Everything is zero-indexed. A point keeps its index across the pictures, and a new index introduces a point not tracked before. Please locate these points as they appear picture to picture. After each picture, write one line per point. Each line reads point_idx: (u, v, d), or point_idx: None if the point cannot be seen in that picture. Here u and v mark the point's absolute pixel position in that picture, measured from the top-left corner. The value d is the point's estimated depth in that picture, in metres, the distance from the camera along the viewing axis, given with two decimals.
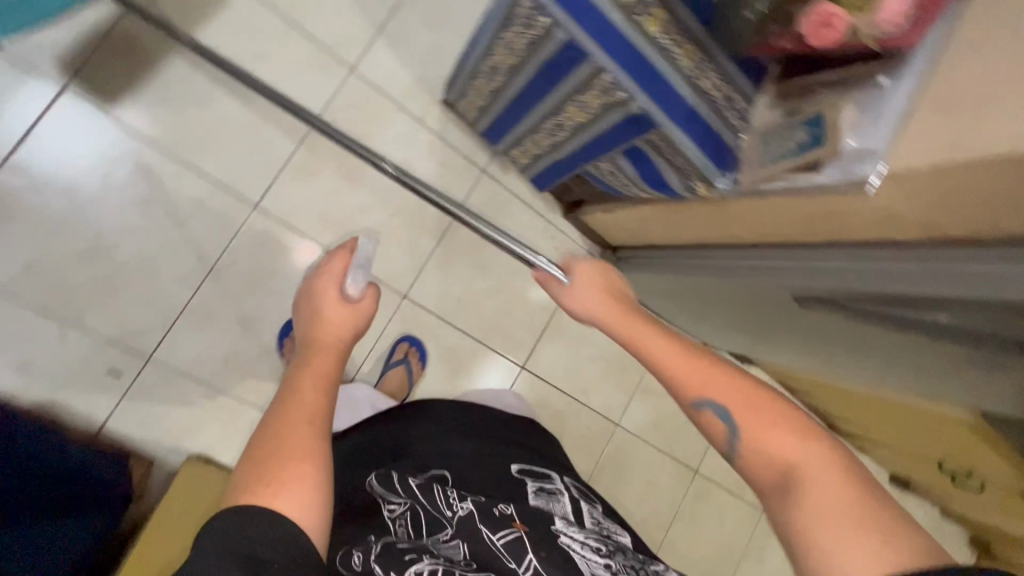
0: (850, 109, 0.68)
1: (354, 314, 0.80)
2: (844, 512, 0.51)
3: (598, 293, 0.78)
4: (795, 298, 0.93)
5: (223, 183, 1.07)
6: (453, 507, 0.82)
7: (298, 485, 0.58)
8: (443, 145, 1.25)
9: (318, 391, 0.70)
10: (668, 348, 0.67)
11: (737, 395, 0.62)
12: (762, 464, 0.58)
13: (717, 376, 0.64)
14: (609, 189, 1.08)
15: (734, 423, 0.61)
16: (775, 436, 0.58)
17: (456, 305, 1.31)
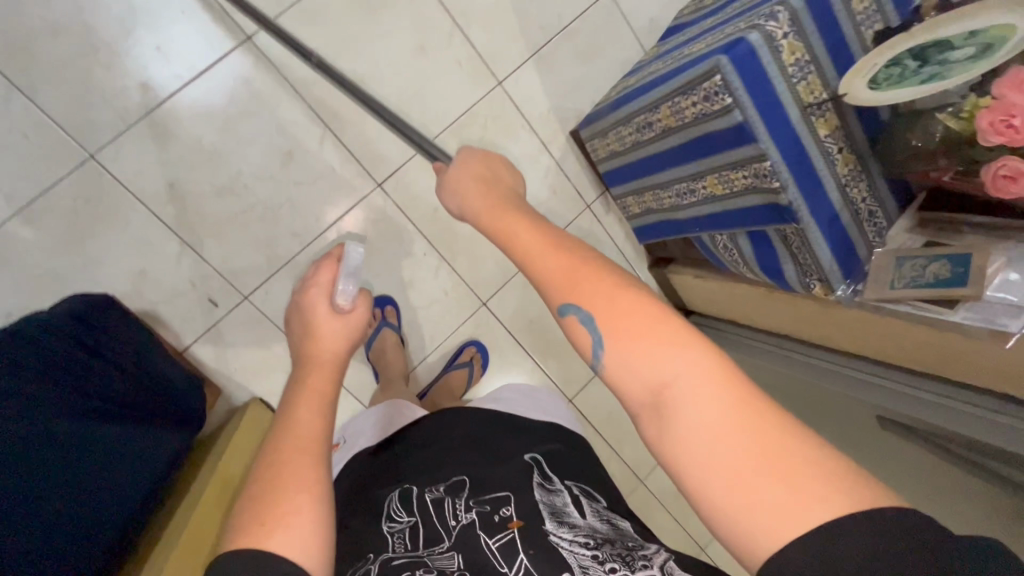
0: (1000, 260, 0.70)
1: (347, 325, 0.75)
2: (735, 446, 0.39)
3: (470, 180, 0.68)
4: (877, 417, 0.93)
5: (357, 156, 1.13)
6: (457, 515, 0.76)
7: (292, 526, 0.56)
8: (558, 173, 1.30)
9: (314, 412, 0.66)
10: (537, 239, 0.53)
11: (576, 286, 0.48)
12: (631, 378, 0.45)
13: (580, 272, 0.49)
14: (712, 259, 1.11)
15: (597, 330, 0.46)
16: (668, 350, 0.44)
17: (526, 324, 1.34)
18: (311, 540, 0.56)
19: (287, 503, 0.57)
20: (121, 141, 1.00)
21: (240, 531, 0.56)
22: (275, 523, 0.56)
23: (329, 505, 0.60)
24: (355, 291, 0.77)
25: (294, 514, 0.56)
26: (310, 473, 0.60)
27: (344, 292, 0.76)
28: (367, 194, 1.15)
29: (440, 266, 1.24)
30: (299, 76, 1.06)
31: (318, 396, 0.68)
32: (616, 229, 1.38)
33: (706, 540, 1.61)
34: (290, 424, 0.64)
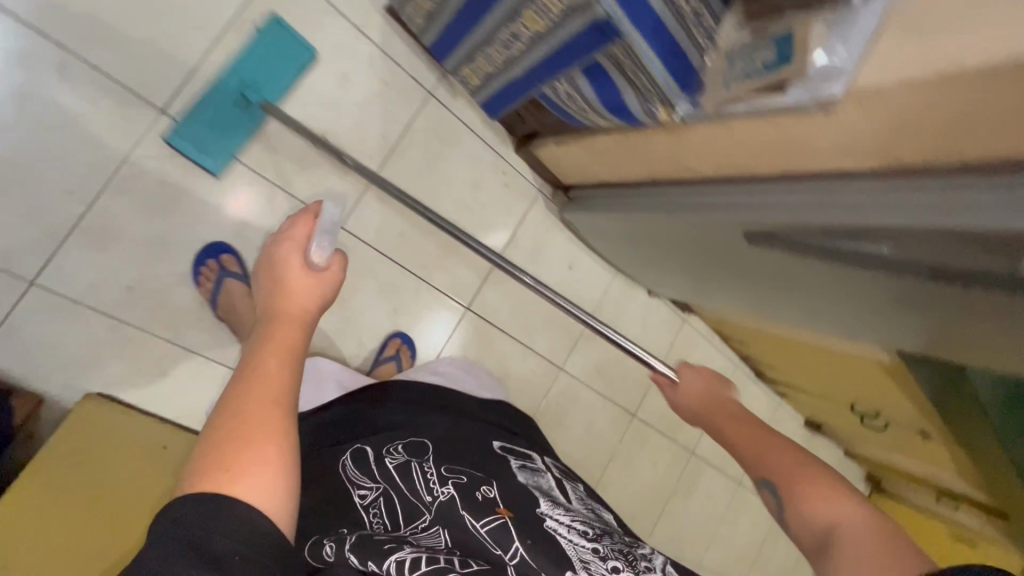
0: (819, 27, 0.60)
1: (320, 279, 0.85)
2: (872, 549, 0.62)
3: (698, 394, 0.94)
4: (744, 233, 0.91)
5: (125, 82, 0.94)
6: (432, 491, 0.81)
7: (262, 470, 0.58)
8: (385, 60, 1.13)
9: (281, 365, 0.70)
10: (740, 429, 0.83)
11: (786, 470, 0.74)
12: (805, 524, 0.69)
13: (767, 446, 0.78)
14: (566, 118, 1.03)
15: (782, 491, 0.73)
16: (819, 501, 0.69)
17: (397, 240, 1.23)
18: (278, 486, 0.58)
19: (257, 453, 0.59)
20: None
21: (206, 474, 0.57)
22: (244, 467, 0.57)
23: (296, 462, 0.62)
24: (330, 250, 0.88)
25: (264, 462, 0.59)
26: (279, 426, 0.63)
27: (319, 249, 0.88)
28: (152, 124, 0.97)
29: (273, 193, 1.07)
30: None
31: (290, 351, 0.73)
32: (470, 113, 1.25)
33: (633, 405, 1.69)
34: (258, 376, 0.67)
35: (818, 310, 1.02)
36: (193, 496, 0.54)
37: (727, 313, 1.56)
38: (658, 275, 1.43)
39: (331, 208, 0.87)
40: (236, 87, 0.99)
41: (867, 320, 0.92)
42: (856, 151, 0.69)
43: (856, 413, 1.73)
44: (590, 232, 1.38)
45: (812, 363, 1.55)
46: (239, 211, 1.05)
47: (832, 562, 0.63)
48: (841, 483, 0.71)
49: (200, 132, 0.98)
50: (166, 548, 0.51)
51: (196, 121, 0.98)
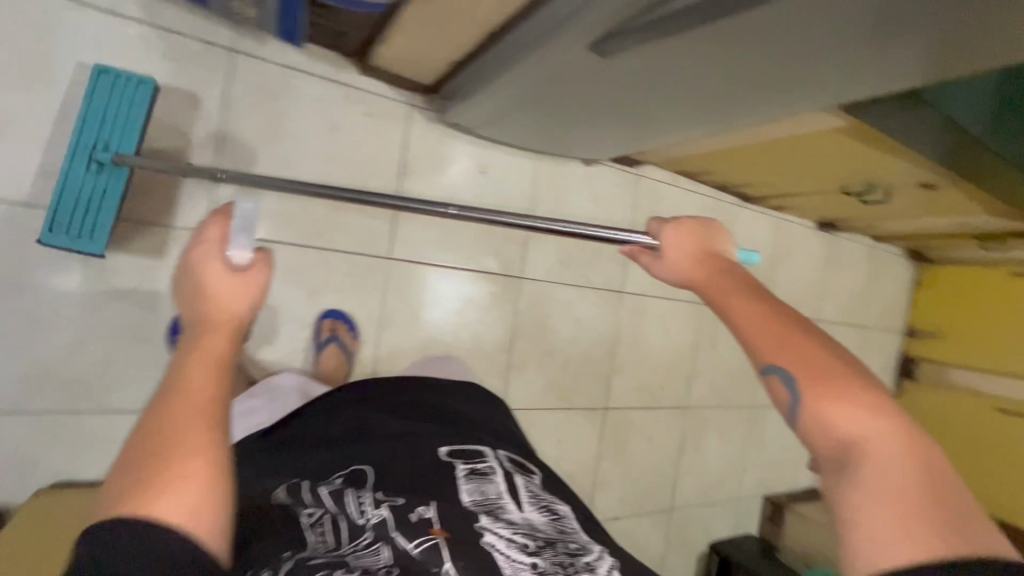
0: None
1: (247, 285, 0.65)
2: (902, 488, 0.50)
3: (686, 254, 0.70)
4: (591, 47, 0.76)
5: None
6: (365, 513, 0.71)
7: (183, 491, 0.50)
8: (161, 34, 0.99)
9: (207, 372, 0.58)
10: (753, 306, 0.61)
11: (814, 363, 0.56)
12: (820, 433, 0.54)
13: (802, 346, 0.57)
14: (361, 6, 0.86)
15: (802, 392, 0.55)
16: (839, 409, 0.53)
17: (278, 220, 1.13)
18: (204, 505, 0.51)
19: (178, 470, 0.51)
20: None
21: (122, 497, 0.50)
22: (161, 492, 0.50)
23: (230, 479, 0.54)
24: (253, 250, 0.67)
25: (185, 480, 0.51)
26: (206, 442, 0.54)
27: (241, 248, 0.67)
28: None
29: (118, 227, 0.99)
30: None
31: (218, 362, 0.60)
32: (286, 53, 1.09)
33: (617, 283, 1.58)
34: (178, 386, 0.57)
35: (729, 93, 0.85)
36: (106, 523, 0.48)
37: (669, 146, 1.39)
38: (577, 140, 1.28)
39: (240, 198, 0.66)
40: (89, 153, 0.91)
41: (775, 73, 0.76)
42: None
43: (856, 196, 1.56)
44: (481, 125, 1.23)
45: (783, 161, 1.38)
46: None
47: (855, 514, 0.51)
48: (875, 391, 0.54)
49: (70, 217, 0.91)
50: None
51: (59, 208, 0.91)
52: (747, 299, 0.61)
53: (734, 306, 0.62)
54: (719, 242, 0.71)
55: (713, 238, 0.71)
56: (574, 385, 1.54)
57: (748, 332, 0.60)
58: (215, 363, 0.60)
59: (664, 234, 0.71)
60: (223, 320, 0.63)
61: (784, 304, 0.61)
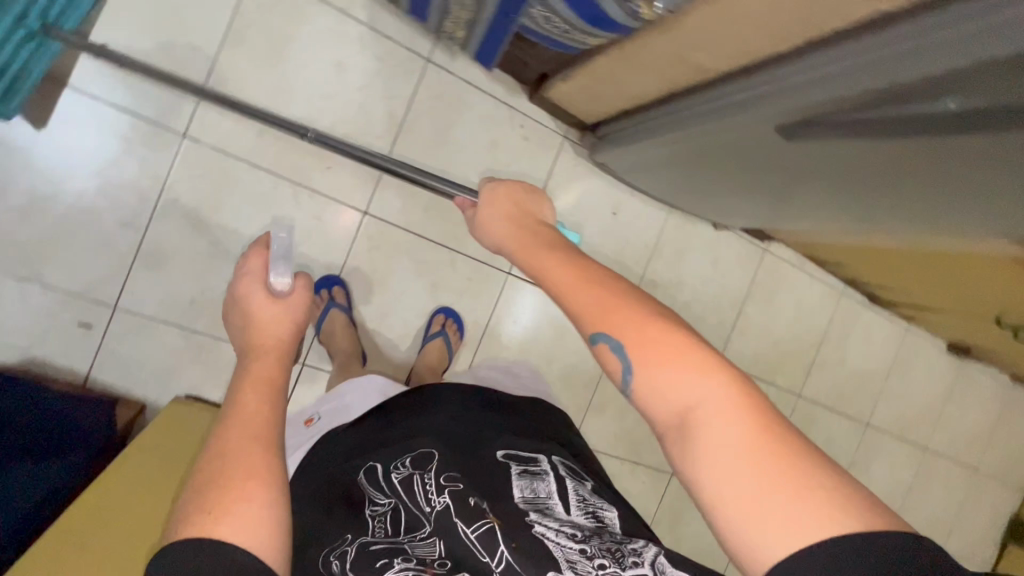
0: None
1: (289, 309, 0.72)
2: (746, 449, 0.43)
3: (506, 220, 0.67)
4: (779, 128, 0.78)
5: (147, 117, 1.02)
6: (431, 500, 0.65)
7: (244, 509, 0.51)
8: (376, 37, 1.12)
9: (261, 397, 0.62)
10: (568, 270, 0.57)
11: (637, 326, 0.50)
12: (656, 402, 0.48)
13: (620, 307, 0.52)
14: (561, 49, 0.93)
15: (629, 358, 0.50)
16: (669, 370, 0.48)
17: (425, 216, 1.22)
18: (263, 523, 0.52)
19: (234, 489, 0.53)
20: None
21: (187, 519, 0.51)
22: (224, 510, 0.51)
23: (286, 497, 0.55)
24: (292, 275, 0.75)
25: (246, 502, 0.52)
26: (261, 461, 0.56)
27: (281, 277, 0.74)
28: (179, 148, 1.04)
29: (297, 192, 1.12)
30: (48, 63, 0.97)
31: (271, 386, 0.64)
32: (472, 71, 1.19)
33: None
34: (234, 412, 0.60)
35: (905, 206, 0.82)
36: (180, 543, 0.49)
37: (809, 231, 1.35)
38: (717, 206, 1.28)
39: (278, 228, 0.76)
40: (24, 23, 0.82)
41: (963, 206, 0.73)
42: None
43: (1007, 329, 1.42)
44: (627, 170, 1.27)
45: (933, 276, 1.29)
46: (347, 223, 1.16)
47: (714, 496, 0.44)
48: (705, 348, 0.49)
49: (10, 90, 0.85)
50: None
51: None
52: (571, 268, 0.57)
53: (551, 276, 0.57)
54: (538, 211, 0.70)
55: (538, 209, 0.70)
56: (646, 441, 1.51)
57: (575, 308, 0.54)
58: (265, 384, 0.64)
59: (484, 198, 0.71)
60: (274, 345, 0.69)
61: (610, 271, 0.57)
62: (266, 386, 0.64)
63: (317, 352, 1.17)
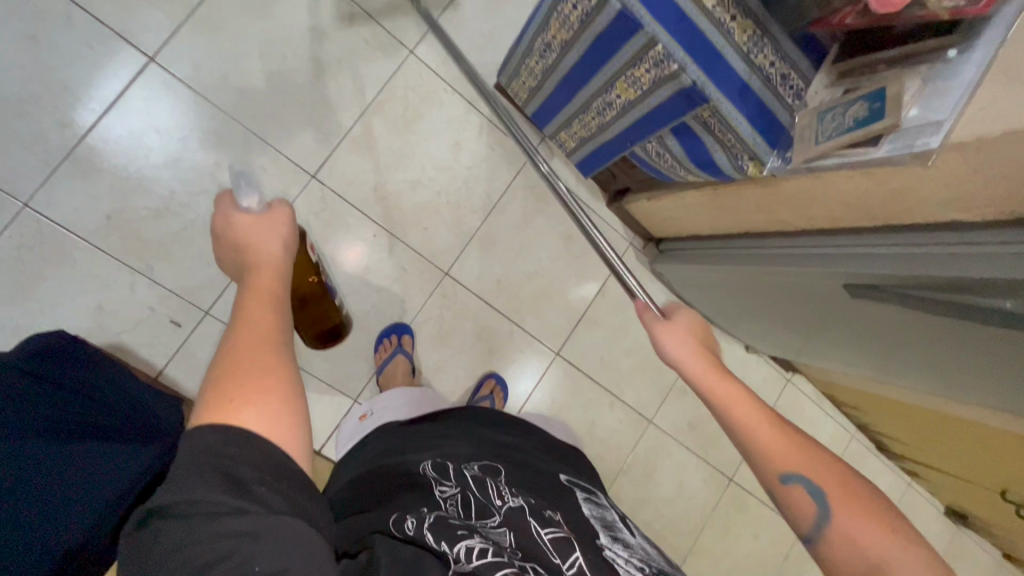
0: (915, 82, 0.66)
1: (269, 231, 0.62)
2: None
3: (694, 343, 0.73)
4: (846, 285, 0.88)
5: (285, 154, 1.14)
6: (503, 497, 0.70)
7: (264, 405, 0.49)
8: (492, 128, 1.29)
9: (267, 311, 0.56)
10: (754, 412, 0.66)
11: (824, 472, 0.62)
12: (848, 547, 0.58)
13: (805, 451, 0.63)
14: (656, 174, 1.09)
15: (822, 502, 0.60)
16: (859, 522, 0.59)
17: (496, 286, 1.32)
18: (284, 419, 0.49)
19: (251, 386, 0.49)
20: (51, 184, 1.02)
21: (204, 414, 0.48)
22: (242, 403, 0.48)
23: (304, 394, 0.53)
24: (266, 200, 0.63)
25: (263, 399, 0.49)
26: (274, 360, 0.52)
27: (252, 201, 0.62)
28: (305, 186, 1.16)
29: (393, 243, 1.23)
30: (220, 96, 1.10)
31: (274, 299, 0.58)
32: (564, 172, 1.36)
33: (731, 469, 1.56)
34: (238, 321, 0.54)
35: (940, 371, 0.93)
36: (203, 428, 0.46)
37: (833, 372, 1.45)
38: (756, 333, 1.41)
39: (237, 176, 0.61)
40: None
41: (994, 384, 0.83)
42: (982, 203, 0.66)
43: (1010, 503, 1.40)
44: (682, 283, 1.40)
45: (943, 439, 1.37)
46: (353, 260, 1.20)
47: None
48: (881, 506, 0.60)
49: None
50: (187, 481, 0.43)
51: None
52: (753, 404, 0.66)
53: (734, 407, 0.66)
54: (711, 345, 0.76)
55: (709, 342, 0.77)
56: None
57: (763, 441, 0.64)
58: (269, 300, 0.57)
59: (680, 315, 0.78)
60: (263, 260, 0.60)
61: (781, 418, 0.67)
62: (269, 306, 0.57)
63: (371, 391, 1.23)
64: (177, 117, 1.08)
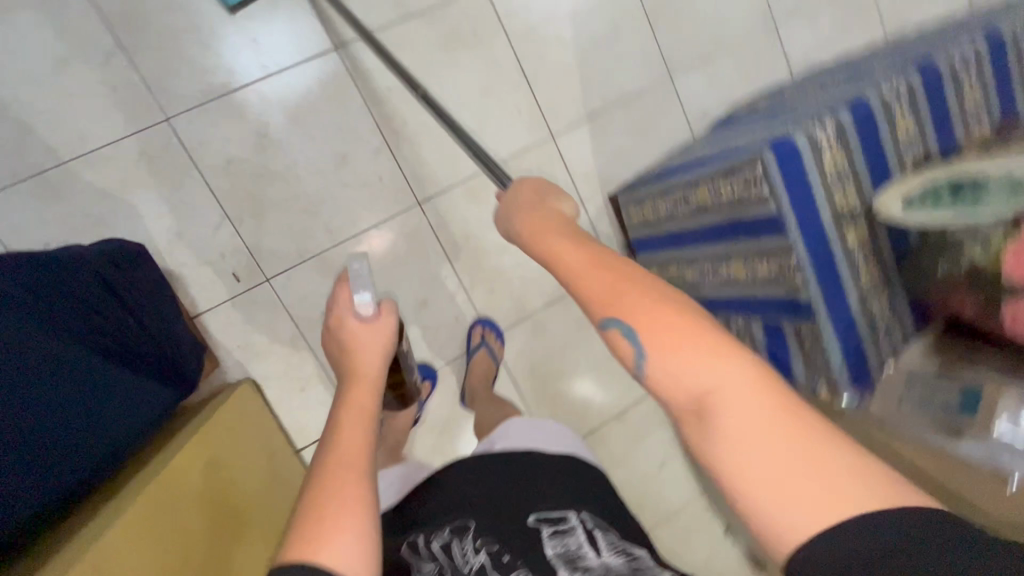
0: (1012, 396, 0.72)
1: (370, 334, 0.66)
2: (786, 450, 0.36)
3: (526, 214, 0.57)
4: None
5: (404, 173, 1.19)
6: (467, 560, 0.63)
7: (342, 541, 0.45)
8: (590, 230, 1.34)
9: (354, 430, 0.55)
10: (580, 257, 0.49)
11: (647, 304, 0.44)
12: (673, 391, 0.41)
13: (625, 286, 0.45)
14: None
15: (642, 347, 0.42)
16: (686, 357, 0.41)
17: (528, 370, 1.34)
18: (361, 556, 0.45)
19: (332, 518, 0.46)
20: (196, 112, 1.07)
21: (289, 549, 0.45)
22: (319, 535, 0.45)
23: (377, 517, 0.49)
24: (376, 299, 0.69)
25: (340, 534, 0.45)
26: (354, 485, 0.49)
27: (365, 301, 0.67)
28: (407, 210, 1.20)
29: (457, 292, 1.26)
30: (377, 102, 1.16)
31: (364, 416, 0.57)
32: None
33: None
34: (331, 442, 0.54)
35: None
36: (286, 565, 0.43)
37: None
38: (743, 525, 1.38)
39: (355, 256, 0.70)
40: None
41: None
42: None
43: None
44: None
45: None
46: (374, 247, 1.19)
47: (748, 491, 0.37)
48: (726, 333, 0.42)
49: None
50: None
51: None
52: (578, 249, 0.49)
53: (563, 264, 0.50)
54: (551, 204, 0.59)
55: (555, 201, 0.60)
56: None
57: (580, 286, 0.48)
58: (359, 419, 0.56)
59: (506, 206, 0.62)
60: (361, 371, 0.62)
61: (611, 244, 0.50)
62: (359, 422, 0.56)
63: None
64: (331, 104, 1.13)
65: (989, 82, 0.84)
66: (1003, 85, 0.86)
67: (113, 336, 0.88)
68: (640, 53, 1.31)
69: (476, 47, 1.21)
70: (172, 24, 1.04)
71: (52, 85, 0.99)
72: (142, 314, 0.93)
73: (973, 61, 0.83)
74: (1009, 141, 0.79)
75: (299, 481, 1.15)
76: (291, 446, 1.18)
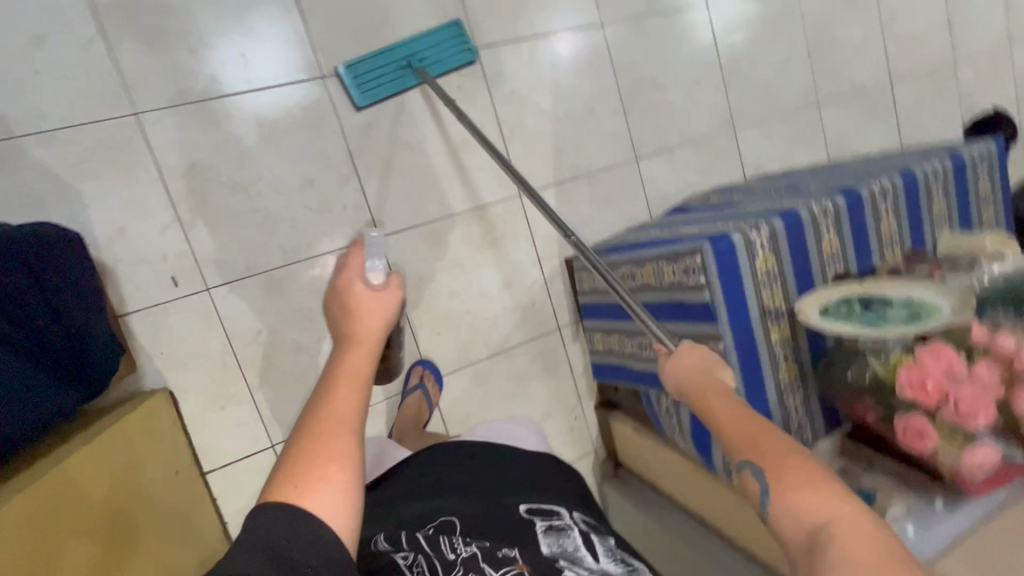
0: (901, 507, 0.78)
1: (375, 303, 0.63)
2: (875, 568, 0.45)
3: (692, 372, 0.68)
4: None
5: (370, 206, 1.21)
6: (456, 550, 0.67)
7: (326, 494, 0.50)
8: (543, 289, 1.38)
9: (350, 388, 0.56)
10: (727, 407, 0.61)
11: (774, 451, 0.55)
12: (790, 524, 0.51)
13: (770, 442, 0.56)
14: (654, 420, 1.15)
15: (764, 484, 0.54)
16: (798, 493, 0.51)
17: (462, 418, 1.32)
18: (341, 507, 0.50)
19: (318, 471, 0.50)
20: (169, 111, 1.06)
21: (275, 489, 0.50)
22: (305, 487, 0.50)
23: (364, 469, 0.53)
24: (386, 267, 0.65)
25: (324, 487, 0.50)
26: (345, 443, 0.53)
27: (374, 270, 0.64)
28: None
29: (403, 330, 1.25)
30: (355, 134, 1.19)
31: (359, 377, 0.58)
32: (577, 358, 1.42)
33: None
34: (326, 397, 0.56)
35: None
36: (271, 508, 0.48)
37: None
38: None
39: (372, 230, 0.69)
40: None
41: None
42: None
43: None
44: (621, 518, 1.39)
45: None
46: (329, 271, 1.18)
47: None
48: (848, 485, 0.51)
49: None
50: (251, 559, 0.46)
51: None
52: (733, 408, 0.61)
53: (717, 418, 0.61)
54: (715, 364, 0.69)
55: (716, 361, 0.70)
56: None
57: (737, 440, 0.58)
58: (357, 379, 0.57)
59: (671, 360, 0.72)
60: (360, 335, 0.60)
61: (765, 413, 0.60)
62: (355, 381, 0.57)
63: None
64: (310, 128, 1.15)
65: (903, 214, 0.95)
66: (915, 223, 0.97)
67: (26, 330, 0.81)
68: (611, 133, 1.40)
69: (461, 101, 1.26)
70: (162, 24, 1.04)
71: (23, 58, 0.97)
72: (70, 308, 0.88)
73: (891, 192, 0.93)
74: (915, 271, 0.88)
75: (201, 506, 1.08)
76: (198, 467, 1.11)
